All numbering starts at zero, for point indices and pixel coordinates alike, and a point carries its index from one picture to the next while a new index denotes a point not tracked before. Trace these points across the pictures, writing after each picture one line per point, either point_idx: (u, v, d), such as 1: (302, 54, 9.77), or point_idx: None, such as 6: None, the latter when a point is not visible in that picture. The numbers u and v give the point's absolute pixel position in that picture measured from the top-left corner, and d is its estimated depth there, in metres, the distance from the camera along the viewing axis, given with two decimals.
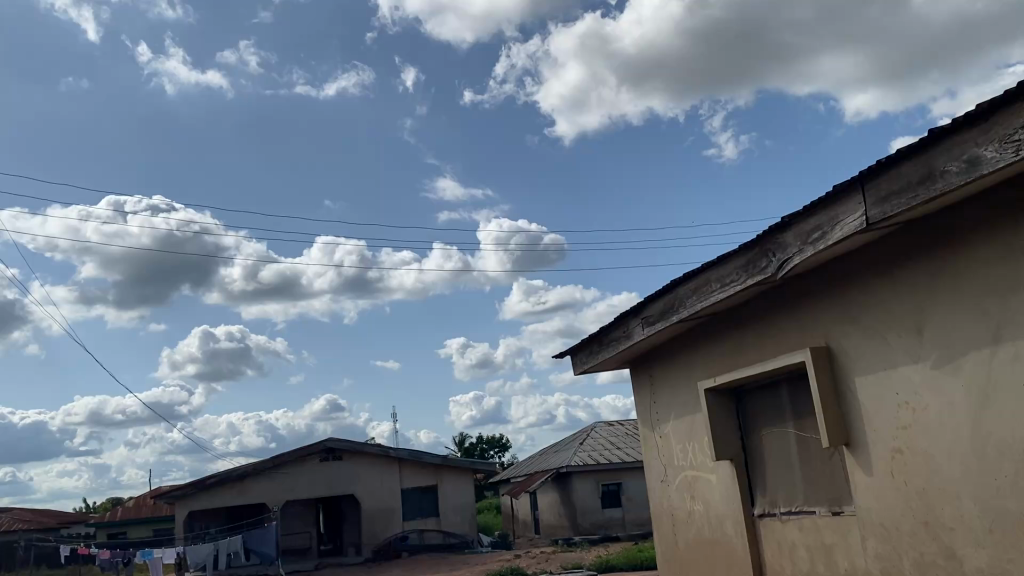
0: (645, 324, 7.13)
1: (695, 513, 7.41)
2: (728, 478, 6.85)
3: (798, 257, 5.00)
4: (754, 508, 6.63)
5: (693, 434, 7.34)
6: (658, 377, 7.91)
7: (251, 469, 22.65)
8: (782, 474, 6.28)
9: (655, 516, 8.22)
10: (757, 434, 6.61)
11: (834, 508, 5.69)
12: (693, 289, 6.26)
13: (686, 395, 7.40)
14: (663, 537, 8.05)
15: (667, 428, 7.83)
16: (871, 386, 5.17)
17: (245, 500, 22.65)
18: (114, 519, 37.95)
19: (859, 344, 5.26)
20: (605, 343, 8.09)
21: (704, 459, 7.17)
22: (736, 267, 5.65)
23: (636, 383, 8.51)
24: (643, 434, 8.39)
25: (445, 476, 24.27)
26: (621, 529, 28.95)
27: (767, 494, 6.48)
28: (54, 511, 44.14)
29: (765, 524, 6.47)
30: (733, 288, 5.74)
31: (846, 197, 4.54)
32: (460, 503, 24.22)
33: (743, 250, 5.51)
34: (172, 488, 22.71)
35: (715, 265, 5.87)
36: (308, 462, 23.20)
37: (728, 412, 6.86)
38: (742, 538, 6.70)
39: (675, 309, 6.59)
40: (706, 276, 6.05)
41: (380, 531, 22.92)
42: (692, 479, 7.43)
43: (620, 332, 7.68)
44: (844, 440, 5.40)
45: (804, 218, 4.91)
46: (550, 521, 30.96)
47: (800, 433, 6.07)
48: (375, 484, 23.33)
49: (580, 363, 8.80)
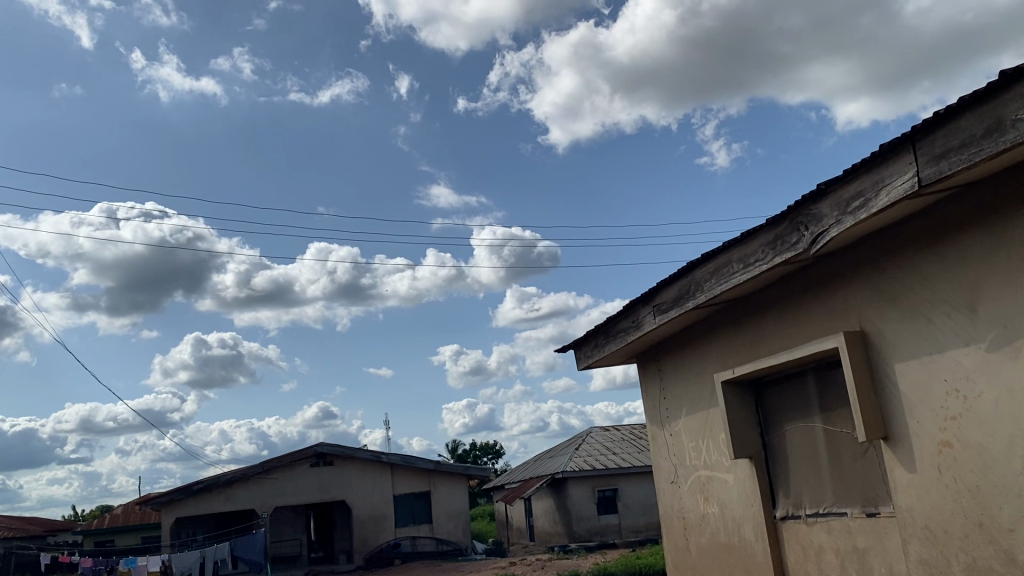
0: (656, 312, 6.63)
1: (709, 516, 6.90)
2: (746, 478, 6.35)
3: (835, 229, 4.52)
4: (776, 510, 6.13)
5: (707, 431, 6.83)
6: (669, 371, 7.41)
7: (240, 475, 22.05)
8: (809, 473, 5.78)
9: (664, 520, 7.71)
10: (779, 431, 6.11)
11: (868, 509, 5.19)
12: (712, 271, 5.77)
13: (700, 389, 6.90)
14: (673, 543, 7.54)
15: (678, 425, 7.32)
16: (913, 373, 4.66)
17: (234, 506, 22.04)
18: (102, 527, 37.13)
19: (898, 327, 4.76)
20: (612, 336, 7.59)
21: (720, 458, 6.67)
22: (762, 244, 5.16)
23: (643, 378, 8.00)
24: (651, 432, 7.89)
25: (439, 481, 23.62)
26: (618, 535, 28.41)
27: (790, 494, 5.98)
28: (42, 519, 43.37)
29: (788, 527, 5.96)
30: (757, 268, 5.24)
31: (893, 157, 4.06)
32: (454, 510, 23.49)
33: (771, 224, 5.03)
34: (158, 493, 22.06)
35: (738, 243, 5.38)
36: (298, 467, 22.62)
37: (746, 406, 6.35)
38: (762, 543, 6.19)
39: (690, 295, 6.09)
40: (727, 256, 5.55)
41: (372, 538, 22.34)
42: (706, 479, 6.92)
43: (628, 322, 7.17)
44: (882, 435, 4.90)
45: (843, 185, 4.43)
46: (545, 527, 30.40)
47: (829, 428, 5.57)
48: (367, 490, 22.77)
49: (583, 358, 8.29)
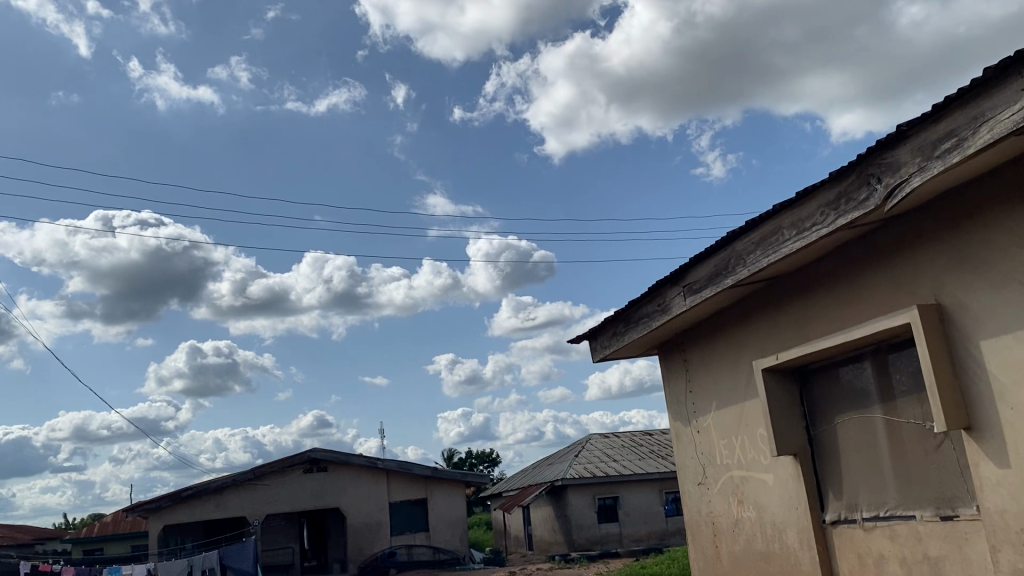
0: (687, 293, 5.92)
1: (743, 521, 6.19)
2: (789, 478, 5.66)
3: (917, 178, 3.83)
4: (825, 514, 5.43)
5: (742, 426, 6.14)
6: (696, 360, 6.72)
7: (231, 481, 21.26)
8: (868, 472, 5.08)
9: (690, 525, 7.01)
10: (831, 424, 5.42)
11: (943, 511, 4.48)
12: (756, 242, 5.07)
13: (735, 379, 6.21)
14: (701, 551, 6.83)
15: (708, 420, 6.63)
16: (1006, 351, 3.96)
17: (224, 513, 21.24)
18: (92, 536, 36.21)
19: (985, 297, 4.05)
20: (632, 323, 6.89)
21: (758, 455, 5.97)
22: (822, 204, 4.46)
23: (666, 370, 7.30)
24: (675, 429, 7.21)
25: (436, 488, 22.85)
26: (618, 544, 27.63)
27: (843, 496, 5.28)
28: (30, 527, 42.46)
29: (840, 534, 5.26)
30: (815, 233, 4.54)
31: (999, 83, 3.37)
32: (451, 518, 22.71)
33: (833, 180, 4.33)
34: (146, 500, 21.26)
35: (791, 205, 4.68)
36: (291, 473, 21.83)
37: (790, 397, 5.66)
38: (808, 551, 5.48)
39: (729, 271, 5.38)
40: (777, 221, 4.85)
41: (367, 546, 21.55)
42: (740, 480, 6.22)
43: (653, 306, 6.46)
44: (964, 425, 4.19)
45: (929, 125, 3.74)
46: (544, 537, 29.63)
47: (892, 419, 4.87)
48: (362, 497, 21.98)
49: (599, 349, 7.59)
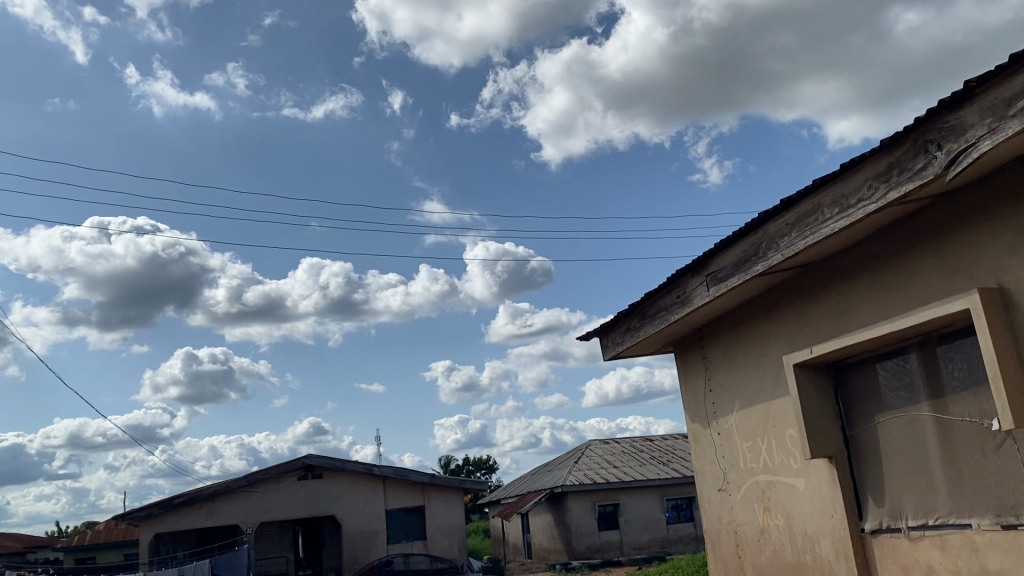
0: (710, 283, 5.47)
1: (770, 529, 5.74)
2: (822, 483, 5.21)
3: (986, 142, 3.39)
4: (864, 522, 4.97)
5: (769, 427, 5.69)
6: (717, 358, 6.28)
7: (223, 488, 20.75)
8: (914, 476, 4.63)
9: (709, 533, 6.56)
10: (871, 424, 4.97)
11: (1003, 519, 4.02)
12: (791, 223, 4.63)
13: (760, 377, 5.76)
14: (721, 561, 6.38)
15: (730, 422, 6.18)
16: None
17: (217, 521, 20.71)
18: (84, 544, 35.60)
19: None
20: (647, 317, 6.43)
21: (787, 459, 5.52)
22: (870, 178, 4.02)
23: (683, 369, 6.86)
24: (692, 431, 6.77)
25: (433, 495, 22.32)
26: (619, 553, 27.11)
27: (885, 502, 4.82)
28: (22, 536, 41.87)
29: (881, 544, 4.80)
30: (861, 209, 4.10)
31: None
32: (450, 525, 22.13)
33: (883, 149, 3.89)
34: (137, 508, 20.72)
35: (832, 180, 4.25)
36: (285, 480, 21.33)
37: (825, 394, 5.21)
38: (844, 562, 5.02)
39: (759, 256, 4.93)
40: (817, 200, 4.41)
41: (363, 555, 21.06)
42: (767, 485, 5.76)
43: (671, 298, 6.02)
44: None
45: (1002, 81, 3.30)
46: (543, 545, 29.14)
47: (942, 418, 4.41)
48: (358, 505, 21.48)
49: (610, 347, 7.14)
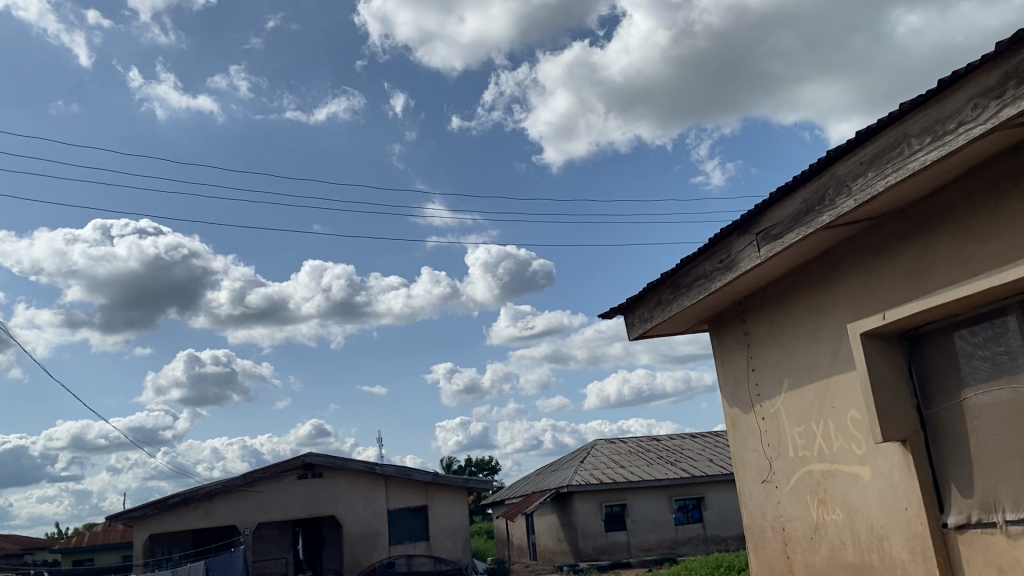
0: (762, 243, 4.75)
1: (827, 525, 5.02)
2: (894, 471, 4.48)
3: None
4: (946, 516, 4.25)
5: (827, 408, 4.97)
6: (762, 333, 5.58)
7: (221, 488, 20.02)
8: (1010, 460, 3.91)
9: (750, 529, 5.86)
10: (952, 401, 4.26)
11: None
12: (868, 161, 3.92)
13: (816, 352, 5.05)
14: (765, 561, 5.67)
15: (777, 405, 5.48)
16: None
17: (214, 522, 19.99)
18: (81, 545, 34.83)
19: None
20: (682, 289, 5.70)
21: (849, 444, 4.81)
22: (976, 94, 3.32)
23: (719, 348, 6.16)
24: (730, 416, 6.07)
25: (436, 495, 21.58)
26: (627, 554, 26.34)
27: (974, 493, 4.10)
28: (21, 537, 41.22)
29: (970, 542, 4.08)
30: (961, 135, 3.39)
31: None
32: (453, 526, 21.44)
33: (995, 58, 3.20)
34: (132, 508, 19.99)
35: (925, 103, 3.55)
36: (284, 479, 20.61)
37: (896, 368, 4.50)
38: (920, 563, 4.31)
39: (825, 204, 4.22)
40: (903, 131, 3.70)
41: (365, 556, 20.35)
42: (823, 474, 5.05)
43: (711, 263, 5.29)
44: None
45: None
46: (548, 546, 28.43)
47: None
48: (359, 505, 20.76)
49: (636, 325, 6.41)
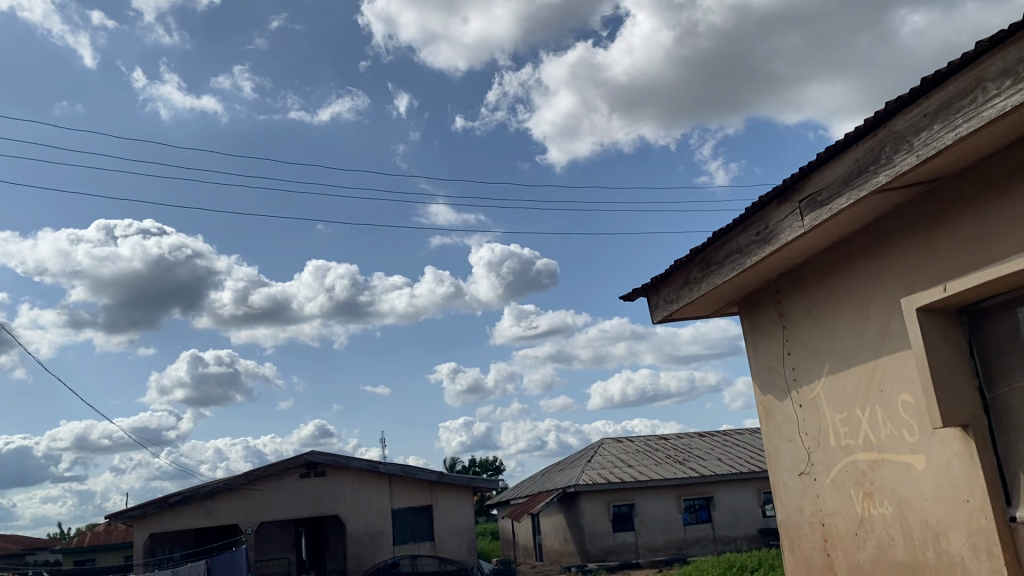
0: (805, 210, 4.35)
1: (873, 521, 4.62)
2: (952, 460, 4.07)
3: None
4: (1013, 510, 3.83)
5: (874, 392, 4.58)
6: (800, 314, 5.19)
7: (223, 486, 19.65)
8: None
9: (784, 523, 5.48)
10: (1020, 382, 3.85)
11: None
12: (933, 112, 3.51)
13: (861, 332, 4.66)
14: (802, 560, 5.27)
15: (817, 390, 5.08)
16: None
17: (215, 521, 19.61)
18: (84, 545, 34.46)
19: None
20: (713, 266, 5.31)
21: (900, 432, 4.41)
22: None
23: (751, 330, 5.77)
24: (762, 404, 5.69)
25: (441, 494, 21.17)
26: (635, 555, 25.94)
27: None
28: (24, 537, 40.89)
29: None
30: None
31: None
32: (459, 526, 21.04)
33: None
34: (132, 507, 19.61)
35: (1003, 42, 3.14)
36: (287, 478, 20.22)
37: (955, 347, 4.09)
38: (983, 562, 3.88)
39: (879, 165, 3.81)
40: (976, 75, 3.30)
41: (368, 556, 19.97)
42: (870, 465, 4.65)
43: (747, 236, 4.90)
44: None
45: None
46: (555, 546, 28.04)
47: None
48: (362, 503, 20.38)
49: (661, 307, 6.01)
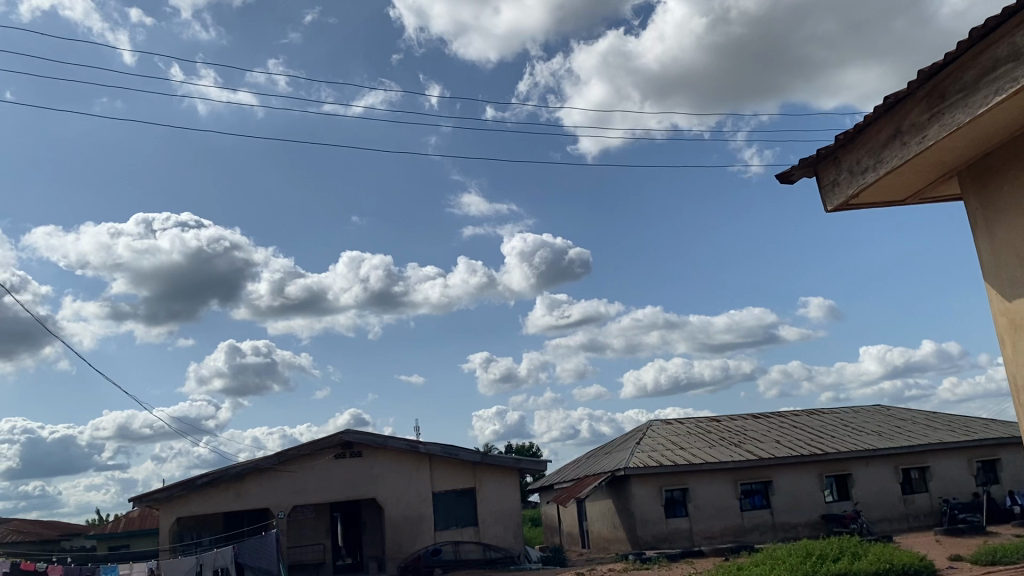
0: None
1: None
2: None
3: None
4: None
5: None
6: None
7: (252, 467, 18.12)
8: None
9: None
10: None
11: None
12: None
13: None
14: None
15: None
16: None
17: (244, 505, 18.09)
18: (118, 531, 33.18)
19: None
20: (949, 98, 3.56)
21: None
22: None
23: (984, 213, 3.99)
24: (1004, 315, 3.92)
25: (486, 475, 19.49)
26: (689, 543, 24.17)
27: None
28: (59, 524, 40.04)
29: None
30: None
31: None
32: (503, 510, 19.37)
33: None
34: (156, 490, 18.08)
35: None
36: (321, 459, 18.63)
37: None
38: None
39: None
40: None
41: (407, 543, 18.40)
42: None
43: None
44: None
45: None
46: (603, 533, 26.33)
47: None
48: (401, 486, 18.76)
49: (840, 185, 4.28)
